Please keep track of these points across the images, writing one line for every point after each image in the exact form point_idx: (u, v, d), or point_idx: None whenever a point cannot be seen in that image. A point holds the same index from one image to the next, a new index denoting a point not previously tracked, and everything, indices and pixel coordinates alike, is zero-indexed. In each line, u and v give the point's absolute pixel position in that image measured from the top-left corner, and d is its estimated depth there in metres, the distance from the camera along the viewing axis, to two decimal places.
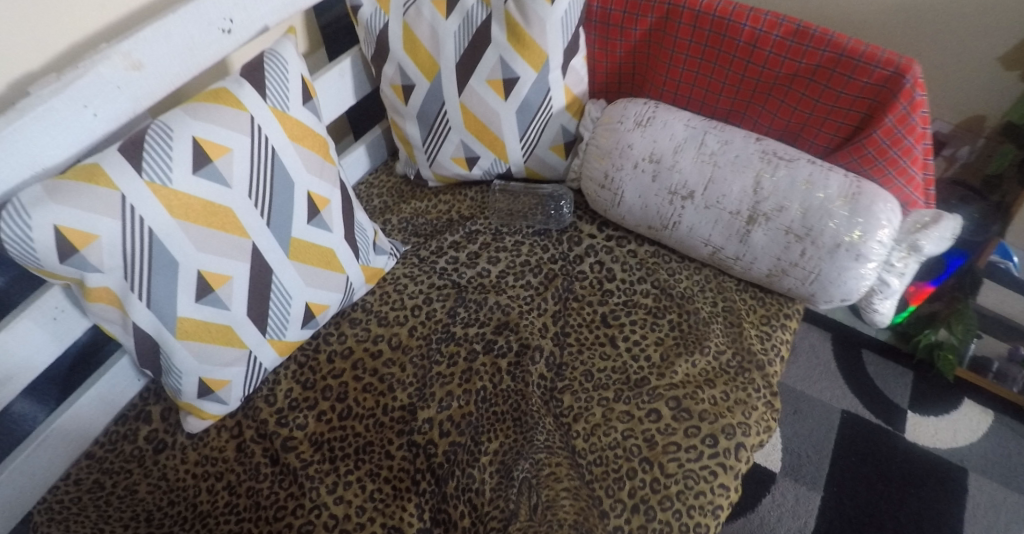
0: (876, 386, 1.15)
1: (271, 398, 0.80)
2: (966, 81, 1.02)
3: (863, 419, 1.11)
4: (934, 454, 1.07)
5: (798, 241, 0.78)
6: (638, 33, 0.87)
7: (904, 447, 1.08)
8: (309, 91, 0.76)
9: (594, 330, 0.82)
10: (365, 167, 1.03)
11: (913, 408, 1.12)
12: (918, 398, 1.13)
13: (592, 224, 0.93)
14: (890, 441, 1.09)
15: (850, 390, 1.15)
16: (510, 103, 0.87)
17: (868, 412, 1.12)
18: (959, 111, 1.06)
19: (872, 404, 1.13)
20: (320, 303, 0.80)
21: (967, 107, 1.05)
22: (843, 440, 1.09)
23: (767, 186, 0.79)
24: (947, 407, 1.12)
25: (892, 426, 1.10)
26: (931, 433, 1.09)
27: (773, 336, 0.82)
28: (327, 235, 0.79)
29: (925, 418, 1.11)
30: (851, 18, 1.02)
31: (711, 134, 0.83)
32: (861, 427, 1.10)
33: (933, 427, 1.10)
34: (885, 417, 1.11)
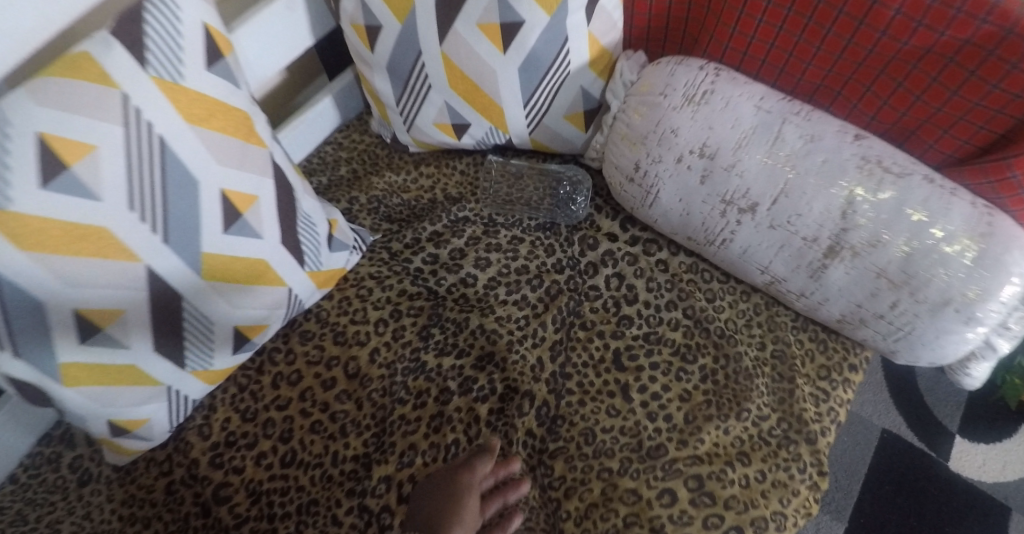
0: (923, 403, 0.99)
1: (204, 430, 0.66)
2: None
3: (904, 441, 0.96)
4: (978, 489, 0.92)
5: (890, 288, 0.58)
6: None
7: (946, 477, 0.93)
8: (218, 48, 0.57)
9: (600, 374, 0.64)
10: (333, 122, 0.82)
11: (962, 433, 0.96)
12: (969, 420, 0.97)
13: (615, 220, 0.72)
14: (931, 470, 0.94)
15: (894, 407, 0.99)
16: (510, 56, 0.64)
17: (911, 433, 0.96)
18: None
19: (916, 426, 0.97)
20: (252, 325, 0.63)
21: None
22: (878, 466, 0.94)
23: (860, 213, 0.58)
24: (1002, 434, 0.96)
25: (936, 453, 0.95)
26: (979, 463, 0.94)
27: (831, 397, 0.65)
28: (256, 244, 0.60)
29: (974, 445, 0.95)
30: None
31: (790, 124, 0.60)
32: (901, 451, 0.95)
33: (982, 456, 0.94)
34: (929, 440, 0.96)
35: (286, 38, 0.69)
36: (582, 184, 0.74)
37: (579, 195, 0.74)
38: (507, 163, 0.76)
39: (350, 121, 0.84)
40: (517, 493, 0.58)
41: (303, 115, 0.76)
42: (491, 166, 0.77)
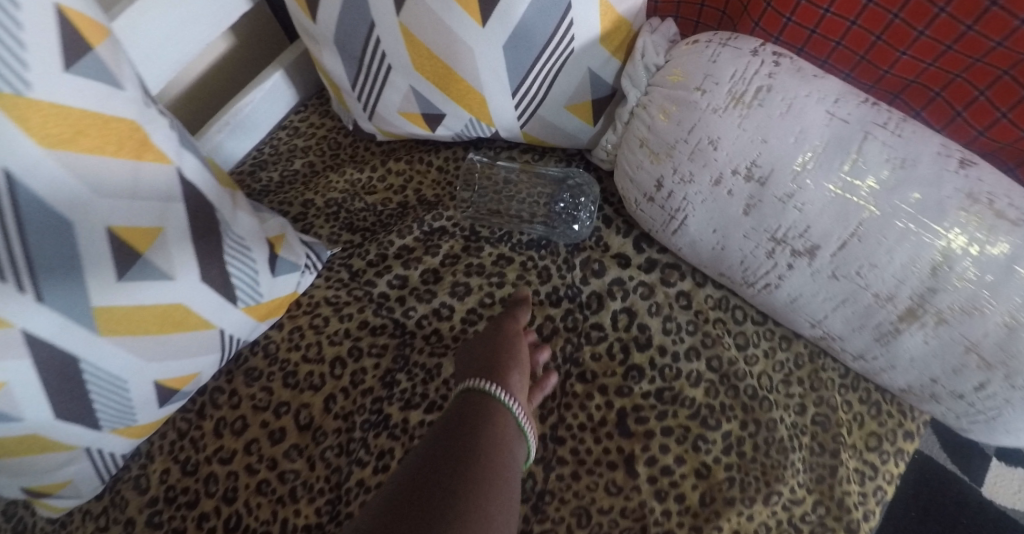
0: None
1: (141, 482, 0.57)
2: None
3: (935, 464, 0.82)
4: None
5: (981, 367, 0.44)
6: None
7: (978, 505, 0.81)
8: (85, 37, 0.42)
9: (601, 440, 0.52)
10: (288, 102, 0.70)
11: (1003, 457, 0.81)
12: None
13: (626, 238, 0.58)
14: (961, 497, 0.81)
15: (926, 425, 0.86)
16: (492, 30, 0.48)
17: (943, 454, 0.82)
18: None
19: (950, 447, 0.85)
20: (178, 375, 0.53)
21: None
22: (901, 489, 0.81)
23: (960, 269, 0.43)
24: None
25: (969, 477, 0.81)
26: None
27: (878, 473, 0.53)
28: (167, 286, 0.48)
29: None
30: None
31: (874, 140, 0.44)
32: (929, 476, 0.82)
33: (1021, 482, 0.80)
34: (963, 463, 0.81)
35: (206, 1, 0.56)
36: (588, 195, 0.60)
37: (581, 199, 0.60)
38: (492, 163, 0.62)
39: (309, 99, 0.71)
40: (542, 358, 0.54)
41: (249, 96, 0.64)
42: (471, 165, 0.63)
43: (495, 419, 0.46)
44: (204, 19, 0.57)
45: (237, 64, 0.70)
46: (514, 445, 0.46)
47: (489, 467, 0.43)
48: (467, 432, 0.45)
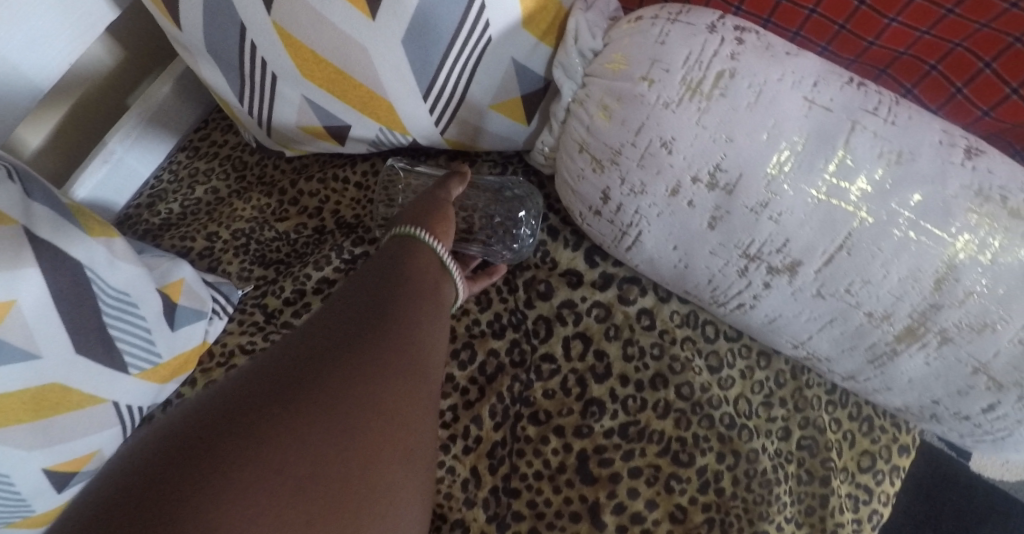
0: None
1: None
2: None
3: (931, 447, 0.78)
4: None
5: (990, 391, 0.38)
6: None
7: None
8: None
9: (562, 489, 0.46)
10: (187, 118, 0.61)
11: None
12: None
13: (577, 251, 0.50)
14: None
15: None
16: (384, 23, 0.39)
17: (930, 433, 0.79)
18: None
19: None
20: (72, 458, 0.45)
21: None
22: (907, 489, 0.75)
23: (968, 281, 0.35)
24: None
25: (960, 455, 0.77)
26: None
27: (874, 496, 0.47)
28: (32, 365, 0.41)
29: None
30: None
31: (862, 132, 0.36)
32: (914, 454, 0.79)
33: None
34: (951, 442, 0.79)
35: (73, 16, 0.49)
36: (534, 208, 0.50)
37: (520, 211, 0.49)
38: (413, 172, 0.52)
39: (211, 112, 0.63)
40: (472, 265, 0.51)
41: (136, 114, 0.56)
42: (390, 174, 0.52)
43: (417, 255, 0.43)
44: (64, 35, 0.49)
45: (121, 71, 0.61)
46: (442, 283, 0.44)
47: (417, 298, 0.40)
48: (392, 266, 0.42)
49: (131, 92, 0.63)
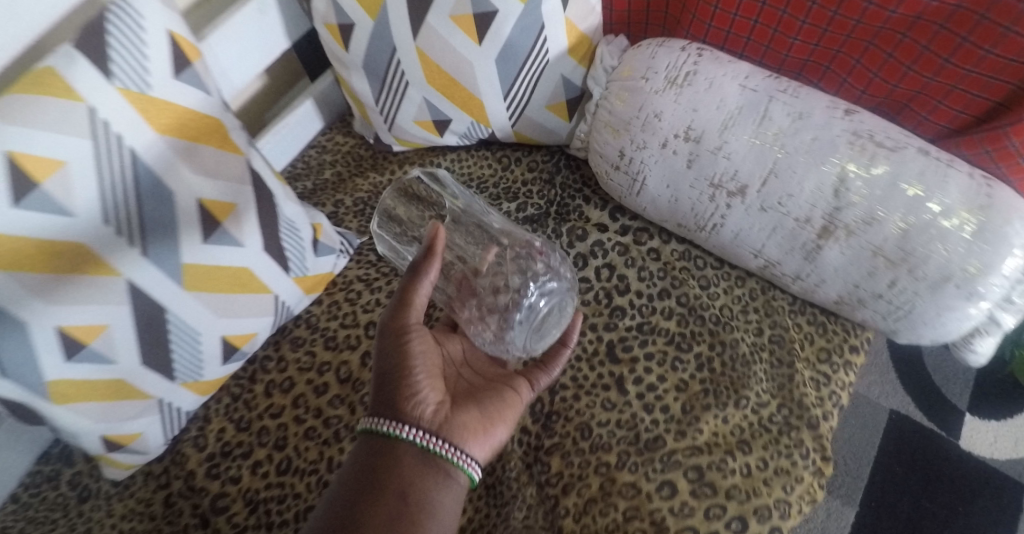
0: (932, 383, 0.99)
1: (200, 441, 0.66)
2: None
3: (914, 421, 0.97)
4: (987, 466, 0.93)
5: (887, 267, 0.55)
6: None
7: (956, 455, 0.94)
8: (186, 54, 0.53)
9: (595, 368, 0.63)
10: (316, 125, 0.81)
11: (972, 411, 0.97)
12: (980, 398, 0.98)
13: (604, 211, 0.70)
14: (942, 450, 0.95)
15: (902, 386, 1.00)
16: (486, 48, 0.60)
17: (920, 413, 0.97)
18: None
19: (926, 405, 0.98)
20: (241, 334, 0.62)
21: None
22: (887, 448, 0.95)
23: (853, 190, 0.54)
24: (1013, 411, 0.97)
25: (946, 432, 0.96)
26: (990, 441, 0.95)
27: (832, 380, 0.62)
28: (238, 252, 0.59)
29: (985, 422, 0.96)
30: None
31: (778, 101, 0.57)
32: (908, 431, 0.96)
33: (993, 434, 0.95)
34: (937, 420, 0.97)
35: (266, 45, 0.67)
36: (560, 310, 0.61)
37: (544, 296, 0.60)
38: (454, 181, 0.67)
39: (333, 123, 0.83)
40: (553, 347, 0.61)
41: (284, 120, 0.75)
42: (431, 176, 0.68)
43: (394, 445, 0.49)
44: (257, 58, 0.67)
45: (268, 90, 0.80)
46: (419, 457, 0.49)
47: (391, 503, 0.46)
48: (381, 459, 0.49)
49: (269, 108, 0.81)
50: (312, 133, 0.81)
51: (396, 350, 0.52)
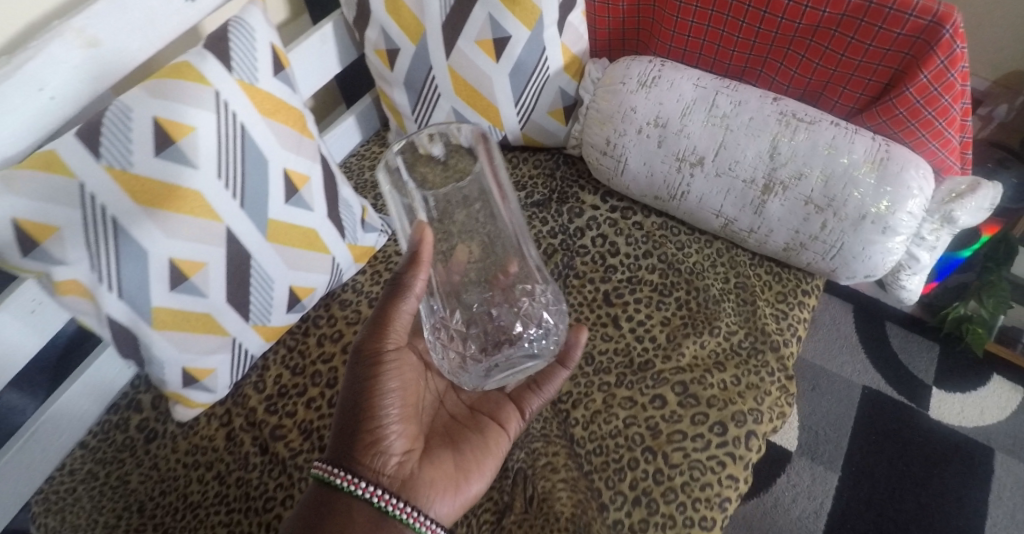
0: (900, 360, 1.12)
1: (260, 384, 0.78)
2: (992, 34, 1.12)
3: (886, 395, 1.08)
4: (958, 432, 1.05)
5: (818, 212, 0.70)
6: (626, 9, 0.80)
7: (927, 426, 1.05)
8: (281, 61, 0.70)
9: (594, 310, 0.77)
10: (357, 138, 0.95)
11: (938, 385, 1.09)
12: (945, 374, 1.10)
13: (596, 195, 0.85)
14: (914, 420, 1.06)
15: (872, 365, 1.11)
16: (503, 64, 0.78)
17: (892, 389, 1.09)
18: (995, 69, 1.15)
19: (895, 380, 1.10)
20: (304, 286, 0.76)
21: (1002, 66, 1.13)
22: (864, 418, 1.06)
23: (784, 152, 0.71)
24: (975, 384, 1.09)
25: (916, 404, 1.07)
26: (957, 410, 1.07)
27: (790, 315, 0.76)
28: (309, 215, 0.73)
29: (950, 394, 1.08)
30: None
31: (723, 94, 0.74)
32: (883, 404, 1.07)
33: (960, 404, 1.07)
34: (908, 394, 1.08)
35: (323, 69, 0.83)
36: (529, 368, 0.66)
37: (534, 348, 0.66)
38: (480, 158, 0.67)
39: (369, 138, 0.97)
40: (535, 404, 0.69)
41: (333, 131, 0.90)
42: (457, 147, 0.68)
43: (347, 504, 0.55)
44: (317, 77, 0.83)
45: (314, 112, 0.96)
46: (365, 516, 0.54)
47: None
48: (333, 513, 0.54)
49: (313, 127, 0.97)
50: (353, 145, 0.95)
51: (370, 377, 0.58)
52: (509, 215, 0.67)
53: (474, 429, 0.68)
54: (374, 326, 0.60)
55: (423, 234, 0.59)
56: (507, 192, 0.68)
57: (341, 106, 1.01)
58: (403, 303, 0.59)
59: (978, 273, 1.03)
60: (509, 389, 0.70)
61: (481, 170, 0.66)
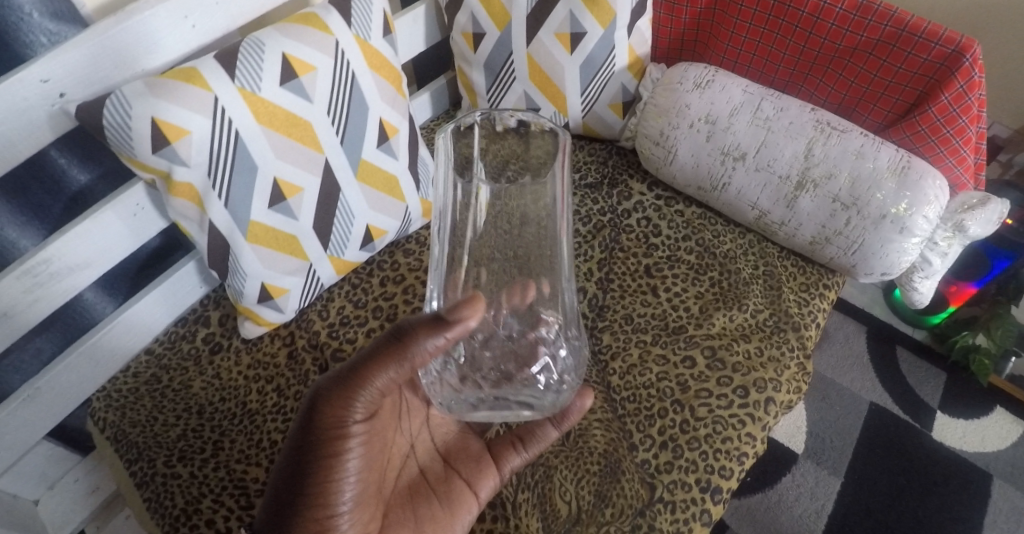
0: (907, 383, 1.19)
1: (324, 312, 0.86)
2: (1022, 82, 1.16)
3: (892, 413, 1.15)
4: (958, 455, 1.11)
5: (843, 210, 0.79)
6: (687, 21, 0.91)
7: (929, 446, 1.12)
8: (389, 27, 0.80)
9: (636, 279, 0.86)
10: (429, 113, 1.05)
11: (943, 409, 1.16)
12: (949, 400, 1.17)
13: (643, 184, 0.95)
14: (917, 439, 1.12)
15: (880, 383, 1.19)
16: (576, 57, 0.88)
17: (898, 407, 1.16)
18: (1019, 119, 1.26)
19: (902, 401, 1.17)
20: (379, 227, 0.84)
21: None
22: (868, 431, 1.13)
23: (816, 153, 0.80)
24: (978, 412, 1.16)
25: (920, 424, 1.14)
26: (959, 434, 1.13)
27: (810, 303, 0.84)
28: (393, 163, 0.82)
29: (954, 419, 1.15)
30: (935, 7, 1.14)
31: (767, 101, 0.84)
32: (888, 421, 1.14)
33: (961, 429, 1.14)
34: (913, 414, 1.15)
35: (411, 44, 0.93)
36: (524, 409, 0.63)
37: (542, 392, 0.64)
38: (551, 170, 0.72)
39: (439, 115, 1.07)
40: (508, 466, 0.69)
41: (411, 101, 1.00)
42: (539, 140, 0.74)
43: None
44: (407, 50, 0.93)
45: None
46: None
47: None
48: None
49: None
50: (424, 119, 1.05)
51: (330, 455, 0.55)
52: (559, 224, 0.71)
53: (440, 495, 0.66)
54: (340, 393, 0.54)
55: (475, 314, 0.55)
56: (564, 205, 0.71)
57: (415, 85, 1.11)
58: (387, 370, 0.54)
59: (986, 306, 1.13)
60: (492, 445, 0.70)
61: (552, 175, 0.72)
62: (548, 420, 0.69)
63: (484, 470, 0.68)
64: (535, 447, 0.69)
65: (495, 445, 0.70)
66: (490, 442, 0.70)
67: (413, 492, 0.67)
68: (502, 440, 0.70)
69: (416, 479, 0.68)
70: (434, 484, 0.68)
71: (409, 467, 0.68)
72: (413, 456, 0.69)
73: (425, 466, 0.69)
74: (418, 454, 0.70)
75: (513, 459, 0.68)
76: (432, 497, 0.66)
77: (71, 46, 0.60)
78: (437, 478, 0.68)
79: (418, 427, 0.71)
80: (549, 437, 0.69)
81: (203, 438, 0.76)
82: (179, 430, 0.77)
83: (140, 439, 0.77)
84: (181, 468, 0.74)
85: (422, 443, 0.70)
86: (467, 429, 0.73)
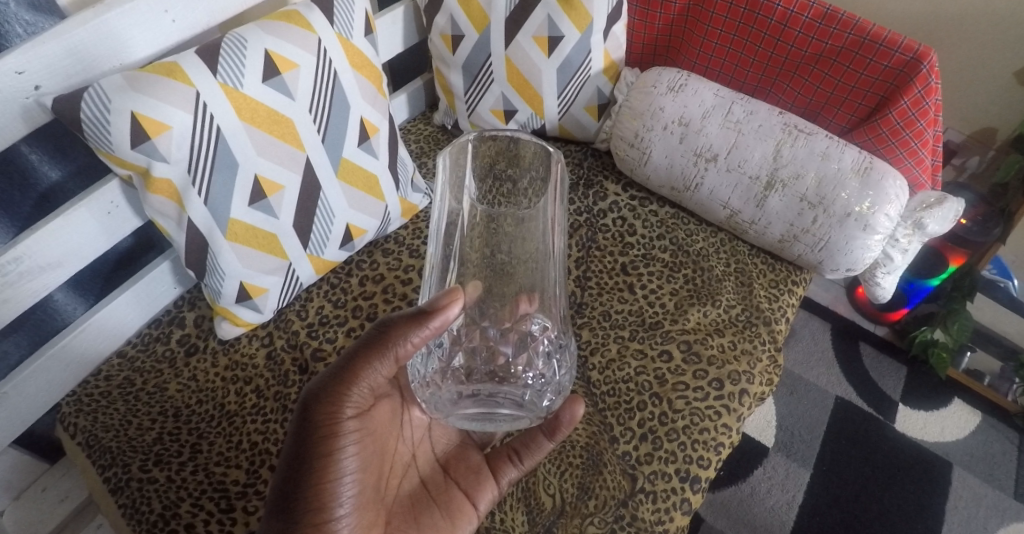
0: (871, 378, 1.24)
1: (302, 313, 0.85)
2: (976, 90, 1.20)
3: (857, 406, 1.20)
4: (919, 444, 1.16)
5: (811, 208, 0.82)
6: (661, 26, 0.94)
7: (892, 437, 1.16)
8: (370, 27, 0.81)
9: (613, 277, 0.88)
10: (406, 114, 1.06)
11: (904, 402, 1.21)
12: (911, 393, 1.23)
13: (619, 186, 0.97)
14: (881, 431, 1.17)
15: (844, 378, 1.23)
16: (553, 60, 0.90)
17: (863, 401, 1.20)
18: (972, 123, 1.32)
19: (866, 394, 1.21)
20: (359, 226, 0.85)
21: (978, 120, 1.23)
22: (835, 424, 1.17)
23: (784, 155, 0.83)
24: (938, 404, 1.21)
25: (883, 416, 1.19)
26: (920, 425, 1.18)
27: (780, 299, 0.87)
28: (373, 161, 0.83)
29: (915, 411, 1.20)
30: (893, 17, 1.19)
31: (737, 104, 0.87)
32: (853, 414, 1.18)
33: (923, 421, 1.19)
34: (877, 407, 1.20)
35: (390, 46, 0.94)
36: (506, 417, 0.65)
37: (523, 396, 0.67)
38: (548, 190, 0.70)
39: (415, 116, 1.09)
40: (506, 477, 0.68)
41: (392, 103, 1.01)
42: (530, 147, 0.73)
43: None
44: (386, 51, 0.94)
45: None
46: None
47: None
48: None
49: None
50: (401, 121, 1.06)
51: (325, 454, 0.54)
52: (552, 243, 0.68)
53: (441, 505, 0.65)
54: (331, 389, 0.55)
55: (453, 303, 0.57)
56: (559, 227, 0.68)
57: (391, 85, 1.11)
58: (377, 359, 0.56)
59: (942, 304, 1.18)
60: (489, 457, 0.70)
61: (548, 195, 0.70)
62: (541, 431, 0.67)
63: (482, 483, 0.67)
64: (531, 459, 0.68)
65: (494, 457, 0.69)
66: (490, 454, 0.69)
67: (413, 502, 0.65)
68: (499, 451, 0.70)
69: (417, 489, 0.66)
70: (435, 493, 0.66)
71: (411, 476, 0.67)
72: (414, 465, 0.67)
73: (426, 476, 0.68)
74: (419, 463, 0.68)
75: (511, 469, 0.68)
76: (432, 507, 0.65)
77: (49, 37, 0.59)
78: (437, 488, 0.67)
79: (419, 436, 0.69)
80: (543, 449, 0.67)
81: (180, 441, 0.75)
82: (154, 434, 0.75)
83: (112, 444, 0.74)
84: (157, 473, 0.72)
85: (424, 451, 0.69)
86: (466, 440, 0.71)
